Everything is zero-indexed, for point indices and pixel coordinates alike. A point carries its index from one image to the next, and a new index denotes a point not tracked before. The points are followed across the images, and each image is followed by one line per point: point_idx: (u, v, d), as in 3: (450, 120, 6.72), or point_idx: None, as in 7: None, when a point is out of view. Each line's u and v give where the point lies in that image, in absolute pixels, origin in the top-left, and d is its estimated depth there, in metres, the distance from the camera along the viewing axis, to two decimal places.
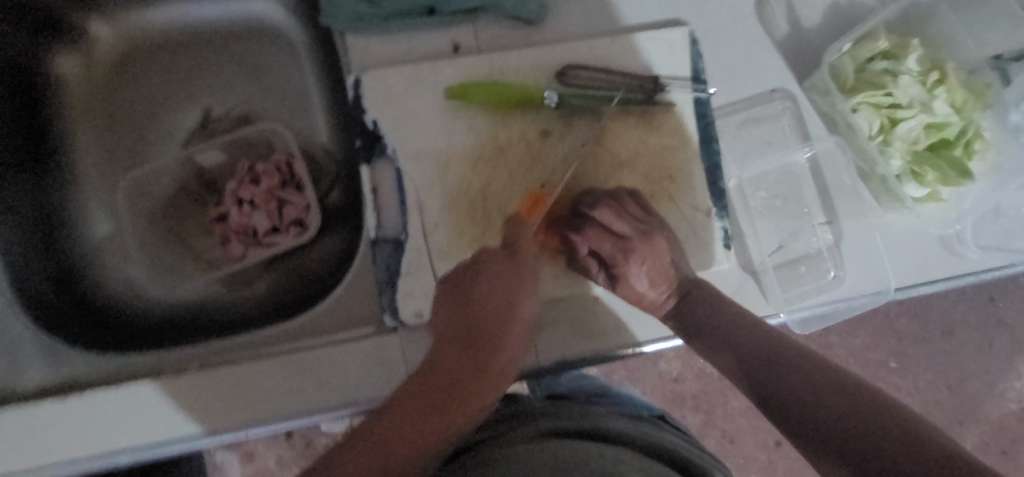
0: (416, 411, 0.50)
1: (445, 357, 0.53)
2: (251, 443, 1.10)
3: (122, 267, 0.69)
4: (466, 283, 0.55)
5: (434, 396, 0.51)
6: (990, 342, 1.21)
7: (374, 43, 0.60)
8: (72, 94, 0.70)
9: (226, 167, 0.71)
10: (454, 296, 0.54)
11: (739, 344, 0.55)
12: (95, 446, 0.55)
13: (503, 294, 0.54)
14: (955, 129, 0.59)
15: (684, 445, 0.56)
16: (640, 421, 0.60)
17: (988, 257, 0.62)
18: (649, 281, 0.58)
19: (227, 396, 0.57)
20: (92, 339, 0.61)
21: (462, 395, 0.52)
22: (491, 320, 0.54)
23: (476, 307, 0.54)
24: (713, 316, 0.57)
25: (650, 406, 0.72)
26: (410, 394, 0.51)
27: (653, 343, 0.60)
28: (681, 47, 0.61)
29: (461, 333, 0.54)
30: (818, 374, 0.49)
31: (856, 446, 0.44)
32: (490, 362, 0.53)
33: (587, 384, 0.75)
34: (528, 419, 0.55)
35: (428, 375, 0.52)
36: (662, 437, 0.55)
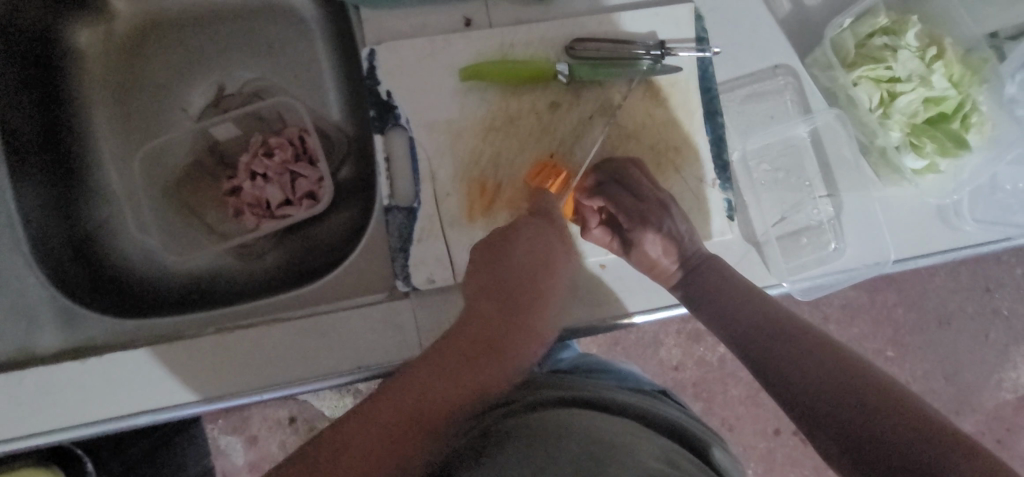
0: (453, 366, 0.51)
1: (481, 308, 0.55)
2: (256, 427, 1.12)
3: (137, 238, 0.70)
4: (502, 243, 0.57)
5: (471, 348, 0.53)
6: (986, 332, 1.22)
7: (387, 17, 0.62)
8: (89, 67, 0.71)
9: (239, 141, 0.73)
10: (489, 256, 0.57)
11: (737, 315, 0.55)
12: (114, 406, 0.57)
13: (542, 252, 0.57)
14: (952, 103, 0.61)
15: (685, 423, 0.56)
16: (644, 396, 0.61)
17: (985, 230, 0.63)
18: (663, 249, 0.59)
19: (243, 359, 0.58)
20: (109, 305, 0.63)
21: (500, 344, 0.54)
22: (533, 274, 0.57)
23: (512, 266, 0.56)
24: (721, 287, 0.58)
25: (651, 382, 0.74)
26: (453, 346, 0.52)
27: (644, 314, 0.61)
28: (686, 23, 0.63)
29: (500, 287, 0.56)
30: (813, 347, 0.50)
31: (845, 417, 0.44)
32: (526, 318, 0.56)
33: (592, 362, 0.77)
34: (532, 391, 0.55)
35: (471, 326, 0.54)
36: (665, 413, 0.55)
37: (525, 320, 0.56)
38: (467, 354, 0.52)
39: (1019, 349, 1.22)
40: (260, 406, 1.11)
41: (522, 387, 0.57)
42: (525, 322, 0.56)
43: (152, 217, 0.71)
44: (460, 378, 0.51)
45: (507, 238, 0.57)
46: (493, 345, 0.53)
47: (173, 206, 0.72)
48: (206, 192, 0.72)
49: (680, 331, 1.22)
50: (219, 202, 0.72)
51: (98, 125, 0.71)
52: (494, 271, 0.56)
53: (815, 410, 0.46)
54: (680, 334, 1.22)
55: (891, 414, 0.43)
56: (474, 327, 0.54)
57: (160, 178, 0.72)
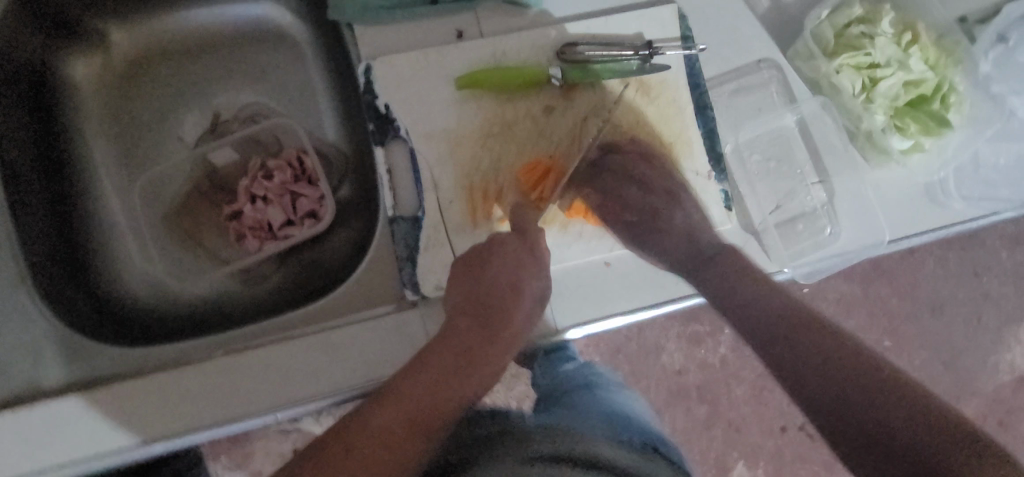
0: (443, 379, 0.54)
1: (459, 329, 0.57)
2: (260, 462, 1.09)
3: (139, 267, 0.70)
4: (479, 261, 0.58)
5: (452, 368, 0.54)
6: (979, 317, 1.24)
7: (380, 34, 0.63)
8: (84, 99, 0.71)
9: (238, 166, 0.73)
10: (467, 274, 0.58)
11: (754, 303, 0.56)
12: (125, 437, 0.56)
13: (511, 278, 0.58)
14: (931, 84, 0.64)
15: (664, 457, 0.51)
16: (642, 445, 0.51)
17: (973, 207, 0.65)
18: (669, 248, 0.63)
19: (253, 379, 0.58)
20: (113, 335, 0.62)
21: (473, 367, 0.56)
22: (502, 290, 0.58)
23: (488, 282, 0.58)
24: (731, 276, 0.58)
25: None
26: (437, 366, 0.54)
27: (641, 311, 0.60)
28: (671, 23, 0.65)
29: (474, 304, 0.58)
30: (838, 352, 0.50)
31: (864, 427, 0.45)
32: (500, 335, 0.58)
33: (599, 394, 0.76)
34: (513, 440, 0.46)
35: (446, 345, 0.55)
36: (656, 467, 0.48)
37: (500, 337, 0.58)
38: (453, 364, 0.55)
39: (1012, 331, 1.25)
40: (263, 439, 1.09)
41: (503, 419, 0.51)
42: (500, 335, 0.58)
43: (152, 245, 0.71)
44: (449, 392, 0.54)
45: (480, 257, 0.58)
46: (464, 364, 0.56)
47: (173, 234, 0.72)
48: (207, 219, 0.72)
49: (679, 334, 1.22)
50: (221, 227, 0.72)
51: (94, 156, 0.71)
52: (471, 287, 0.58)
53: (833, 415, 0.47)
54: (681, 338, 1.22)
55: (931, 429, 0.43)
56: (456, 341, 0.56)
57: (157, 206, 0.72)
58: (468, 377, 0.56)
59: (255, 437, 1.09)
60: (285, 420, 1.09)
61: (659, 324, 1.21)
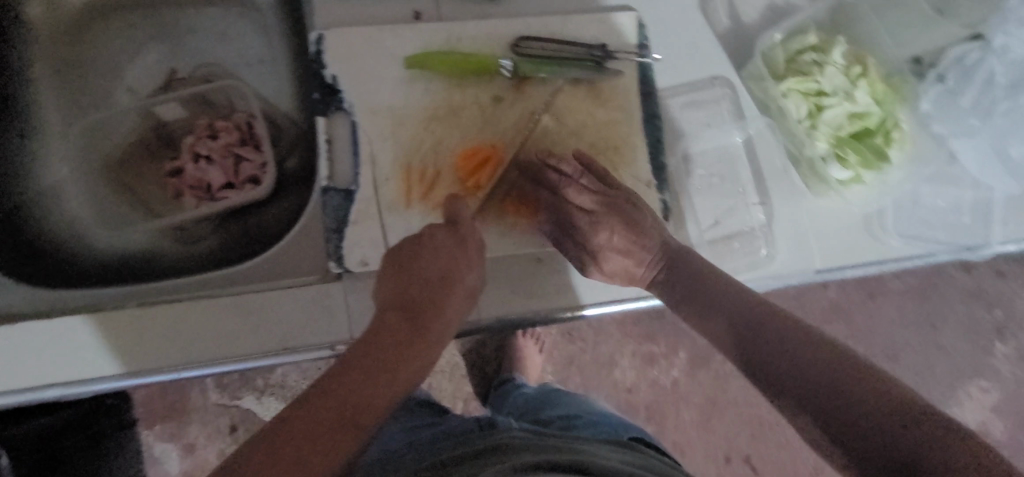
0: (360, 377, 0.47)
1: (387, 321, 0.51)
2: (193, 435, 1.07)
3: (70, 212, 0.68)
4: (411, 251, 0.55)
5: (377, 363, 0.48)
6: (932, 367, 1.24)
7: (337, 6, 0.63)
8: (37, 35, 0.69)
9: (186, 123, 0.74)
10: (397, 266, 0.55)
11: (728, 308, 0.55)
12: (24, 378, 0.55)
13: (442, 269, 0.54)
14: (875, 118, 0.65)
15: (651, 460, 0.55)
16: (627, 452, 0.54)
17: (908, 244, 0.66)
18: (621, 249, 0.61)
19: (164, 334, 0.57)
20: (30, 276, 0.60)
21: (400, 364, 0.49)
22: (435, 282, 0.54)
23: (420, 273, 0.54)
24: (704, 285, 0.57)
25: (627, 426, 0.71)
26: (355, 358, 0.48)
27: (593, 307, 0.63)
28: (628, 30, 0.65)
29: (404, 296, 0.53)
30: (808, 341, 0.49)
31: (831, 400, 0.44)
32: (432, 328, 0.52)
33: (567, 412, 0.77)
34: (501, 453, 0.50)
35: (372, 338, 0.50)
36: (633, 464, 0.52)
37: (431, 330, 0.52)
38: (382, 360, 0.48)
39: (963, 385, 1.25)
40: (199, 412, 1.07)
41: (487, 436, 0.55)
42: (429, 331, 0.52)
43: (88, 192, 0.69)
44: (368, 394, 0.47)
45: (413, 247, 0.55)
46: (389, 359, 0.49)
47: (112, 184, 0.71)
48: (148, 173, 0.73)
49: (634, 352, 1.19)
50: (162, 183, 0.73)
51: (42, 98, 0.68)
52: (400, 279, 0.54)
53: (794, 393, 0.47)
54: (634, 356, 1.19)
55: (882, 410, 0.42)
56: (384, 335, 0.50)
57: (100, 154, 0.71)
58: (397, 374, 0.49)
59: (191, 409, 1.07)
60: (224, 394, 1.07)
61: (614, 338, 1.18)
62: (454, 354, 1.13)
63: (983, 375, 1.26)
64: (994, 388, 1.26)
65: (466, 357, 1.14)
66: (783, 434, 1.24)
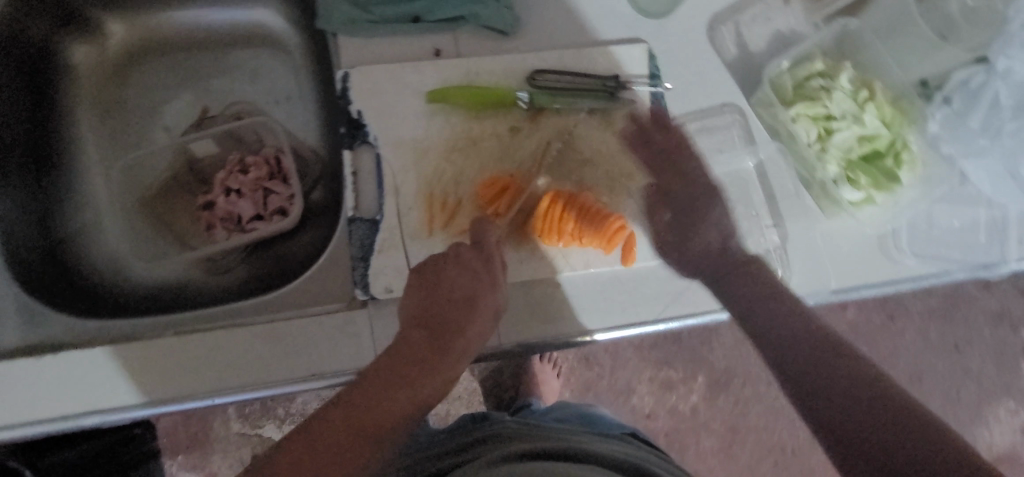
0: (381, 391, 0.51)
1: (410, 339, 0.54)
2: (216, 464, 1.08)
3: (107, 246, 0.71)
4: (435, 270, 0.57)
5: (396, 379, 0.52)
6: (957, 390, 1.22)
7: (362, 46, 0.67)
8: (79, 82, 0.75)
9: (217, 158, 0.76)
10: (422, 285, 0.57)
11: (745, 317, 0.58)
12: (64, 405, 0.57)
13: (464, 290, 0.56)
14: (884, 140, 0.66)
15: (640, 451, 0.61)
16: (618, 443, 0.61)
17: (924, 264, 0.67)
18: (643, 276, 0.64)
19: (197, 361, 0.59)
20: (69, 305, 0.63)
21: (418, 380, 0.53)
22: (456, 303, 0.56)
23: (443, 293, 0.56)
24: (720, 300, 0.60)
25: (622, 425, 0.72)
26: (376, 374, 0.52)
27: (605, 332, 0.62)
28: (640, 61, 0.68)
29: (427, 315, 0.55)
30: (829, 354, 0.51)
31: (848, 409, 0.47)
32: (452, 348, 0.55)
33: (562, 410, 0.76)
34: (499, 442, 0.58)
35: (394, 355, 0.53)
36: (624, 453, 0.58)
37: (451, 351, 0.55)
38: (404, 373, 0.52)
39: (990, 407, 1.23)
40: (222, 443, 1.08)
41: (484, 428, 0.64)
42: (452, 346, 0.55)
43: (124, 226, 0.73)
44: (385, 407, 0.51)
45: (436, 267, 0.57)
46: (408, 375, 0.52)
47: (146, 217, 0.74)
48: (180, 206, 0.75)
49: (652, 377, 1.19)
50: (194, 216, 0.75)
51: (83, 139, 0.74)
52: (425, 298, 0.56)
53: (821, 409, 0.49)
54: (652, 381, 1.19)
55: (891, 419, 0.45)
56: (406, 352, 0.54)
57: (135, 189, 0.74)
58: (420, 386, 0.53)
59: (214, 439, 1.08)
60: (247, 424, 1.09)
61: (631, 363, 1.18)
62: (472, 381, 1.14)
63: (1010, 398, 1.23)
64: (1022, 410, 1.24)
65: (483, 384, 1.15)
66: (806, 459, 1.22)
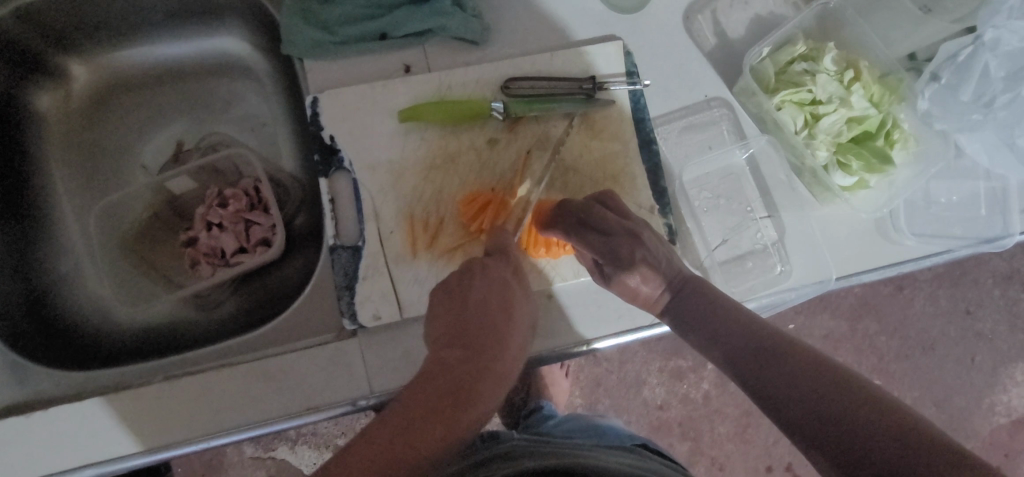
0: (419, 413, 0.46)
1: (445, 356, 0.50)
2: None
3: (94, 292, 0.71)
4: (462, 285, 0.56)
5: (438, 399, 0.47)
6: (971, 355, 1.20)
7: (330, 68, 0.65)
8: (49, 128, 0.74)
9: (196, 193, 0.75)
10: (449, 303, 0.55)
11: (720, 334, 0.52)
12: (57, 462, 0.55)
13: (499, 300, 0.54)
14: (874, 121, 0.64)
15: (651, 463, 0.58)
16: (627, 455, 0.58)
17: (925, 244, 0.65)
18: (642, 277, 0.57)
19: (188, 405, 0.57)
20: (56, 359, 0.62)
21: (460, 403, 0.48)
22: (492, 312, 0.53)
23: (475, 305, 0.54)
24: (706, 313, 0.54)
25: (632, 435, 0.68)
26: (416, 396, 0.47)
27: (606, 340, 0.61)
28: (616, 59, 0.66)
29: (459, 331, 0.52)
30: (810, 366, 0.45)
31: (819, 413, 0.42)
32: (493, 364, 0.51)
33: (571, 425, 0.73)
34: (505, 461, 0.56)
35: (432, 376, 0.49)
36: (633, 466, 0.56)
37: (492, 367, 0.50)
38: (443, 394, 0.47)
39: (1007, 370, 1.20)
40: (237, 468, 1.08)
41: (490, 445, 0.62)
42: (494, 364, 0.51)
43: (109, 270, 0.72)
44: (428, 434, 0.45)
45: (464, 283, 0.56)
46: (450, 395, 0.48)
47: (129, 259, 0.73)
48: (165, 244, 0.74)
49: (662, 368, 1.17)
50: (179, 253, 0.74)
51: (58, 186, 0.73)
52: (454, 314, 0.54)
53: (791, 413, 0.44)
54: (662, 372, 1.17)
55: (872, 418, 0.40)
56: (443, 373, 0.49)
57: (115, 234, 0.72)
58: (465, 407, 0.48)
59: (228, 466, 1.08)
60: (259, 448, 1.08)
61: (640, 356, 1.17)
62: None
63: None
64: None
65: None
66: None
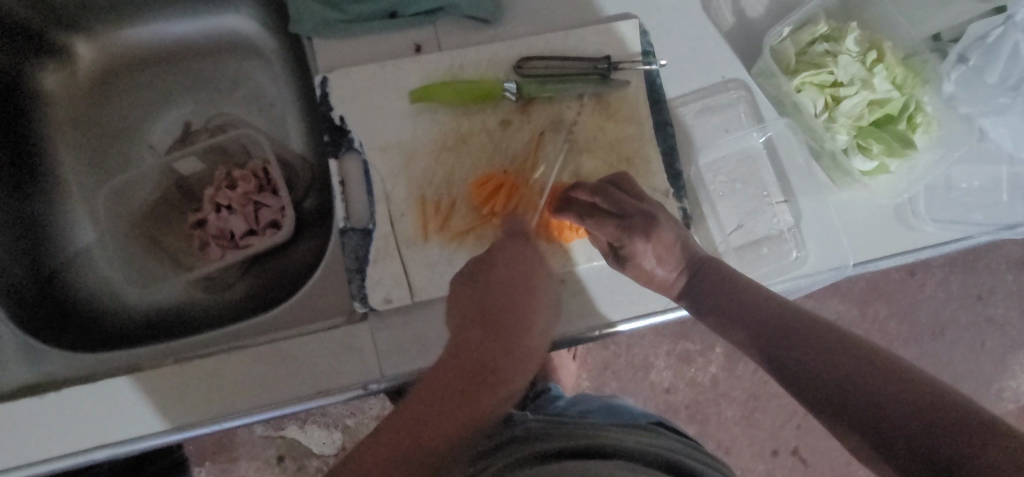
0: (451, 393, 0.48)
1: (471, 337, 0.52)
2: (243, 468, 1.08)
3: (104, 273, 0.70)
4: (484, 268, 0.55)
5: (467, 379, 0.49)
6: (982, 341, 1.19)
7: (339, 46, 0.64)
8: (55, 108, 0.73)
9: (204, 174, 0.74)
10: (473, 285, 0.55)
11: (746, 316, 0.52)
12: (69, 443, 0.55)
13: (524, 280, 0.55)
14: (897, 104, 0.62)
15: (667, 442, 0.57)
16: (646, 434, 0.58)
17: (945, 230, 0.63)
18: (657, 258, 0.57)
19: (200, 388, 0.57)
20: (69, 339, 0.62)
21: (486, 381, 0.50)
22: (517, 292, 0.54)
23: (497, 287, 0.54)
24: (729, 290, 0.55)
25: (647, 414, 0.67)
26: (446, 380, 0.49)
27: (630, 321, 0.60)
28: (630, 38, 0.64)
29: (485, 312, 0.53)
30: (839, 344, 0.45)
31: (852, 391, 0.42)
32: (519, 346, 0.53)
33: (586, 405, 0.72)
34: (522, 445, 0.56)
35: (457, 358, 0.50)
36: (650, 445, 0.55)
37: (518, 349, 0.53)
38: (469, 377, 0.50)
39: (1017, 356, 1.19)
40: (247, 446, 1.09)
41: (504, 429, 0.62)
42: (518, 343, 0.53)
43: (119, 251, 0.72)
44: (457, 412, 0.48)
45: (486, 269, 0.55)
46: (478, 376, 0.50)
47: (139, 240, 0.73)
48: (174, 226, 0.74)
49: (670, 351, 1.17)
50: (187, 235, 0.74)
51: (64, 166, 0.73)
52: (478, 297, 0.54)
53: (823, 391, 0.44)
54: (670, 355, 1.17)
55: (904, 395, 0.40)
56: (467, 354, 0.51)
57: (124, 212, 0.73)
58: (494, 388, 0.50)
59: (238, 444, 1.08)
60: (269, 427, 1.09)
61: (648, 339, 1.16)
62: None
63: None
64: None
65: None
66: None
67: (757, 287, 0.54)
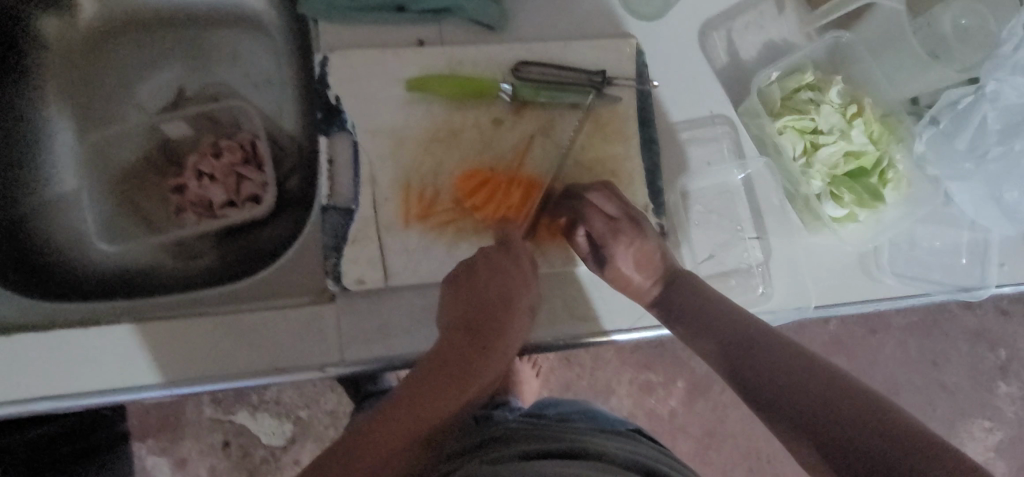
0: (431, 392, 0.51)
1: (455, 341, 0.54)
2: (187, 449, 1.06)
3: (75, 225, 0.70)
4: (469, 277, 0.57)
5: (454, 378, 0.52)
6: (932, 406, 1.22)
7: (344, 31, 0.65)
8: (50, 53, 0.72)
9: (190, 139, 0.76)
10: (460, 288, 0.56)
11: (718, 329, 0.55)
12: (13, 391, 0.54)
13: (505, 291, 0.56)
14: (870, 158, 0.66)
15: (650, 451, 0.57)
16: (626, 441, 0.57)
17: (905, 285, 0.66)
18: (635, 264, 0.61)
19: (154, 349, 0.56)
20: (28, 286, 0.61)
21: (468, 373, 0.53)
22: (501, 302, 0.56)
23: (481, 293, 0.56)
24: (697, 303, 0.58)
25: (624, 422, 0.67)
26: (431, 376, 0.52)
27: (622, 332, 0.62)
28: (629, 59, 0.66)
29: (468, 315, 0.55)
30: (801, 362, 0.49)
31: (810, 406, 0.46)
32: (495, 344, 0.55)
33: (565, 408, 0.70)
34: (502, 444, 0.54)
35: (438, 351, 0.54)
36: (633, 452, 0.55)
37: (497, 346, 0.55)
38: (451, 374, 0.52)
39: (965, 425, 1.23)
40: (194, 426, 1.06)
41: (486, 427, 0.60)
42: (499, 341, 0.56)
43: (93, 206, 0.71)
44: (441, 406, 0.52)
45: (471, 272, 0.57)
46: (462, 374, 0.53)
47: (115, 199, 0.73)
48: (152, 188, 0.74)
49: (631, 380, 1.17)
50: (164, 199, 0.74)
51: (51, 112, 0.72)
52: (463, 299, 0.56)
53: (783, 406, 0.47)
54: (631, 384, 1.18)
55: (858, 414, 0.44)
56: (446, 358, 0.53)
57: (104, 168, 0.73)
58: (471, 383, 0.53)
59: (186, 423, 1.06)
60: (219, 409, 1.06)
61: (612, 365, 1.17)
62: None
63: (984, 414, 1.23)
64: (995, 428, 1.24)
65: None
66: (781, 468, 1.21)
67: (730, 306, 0.57)
